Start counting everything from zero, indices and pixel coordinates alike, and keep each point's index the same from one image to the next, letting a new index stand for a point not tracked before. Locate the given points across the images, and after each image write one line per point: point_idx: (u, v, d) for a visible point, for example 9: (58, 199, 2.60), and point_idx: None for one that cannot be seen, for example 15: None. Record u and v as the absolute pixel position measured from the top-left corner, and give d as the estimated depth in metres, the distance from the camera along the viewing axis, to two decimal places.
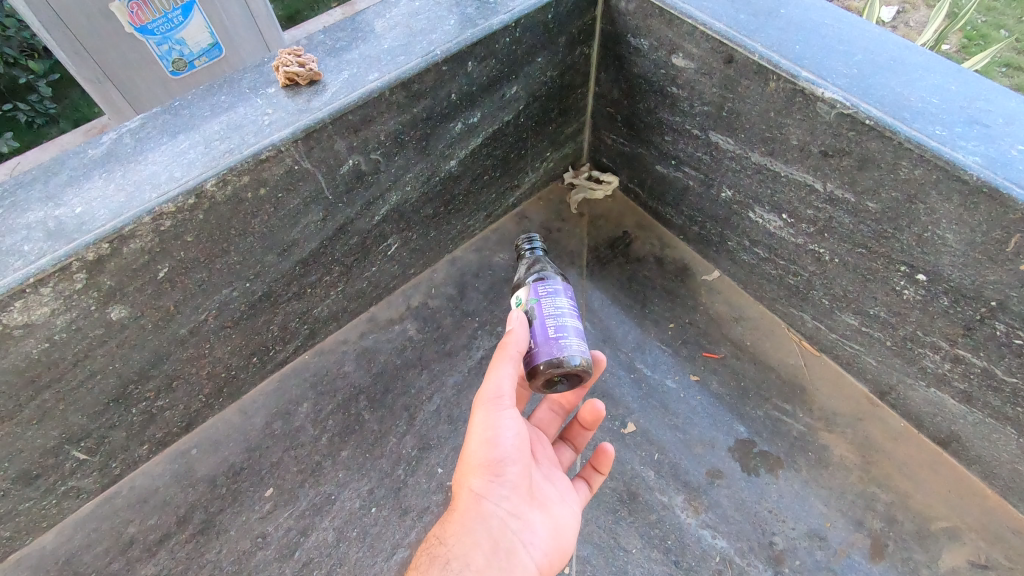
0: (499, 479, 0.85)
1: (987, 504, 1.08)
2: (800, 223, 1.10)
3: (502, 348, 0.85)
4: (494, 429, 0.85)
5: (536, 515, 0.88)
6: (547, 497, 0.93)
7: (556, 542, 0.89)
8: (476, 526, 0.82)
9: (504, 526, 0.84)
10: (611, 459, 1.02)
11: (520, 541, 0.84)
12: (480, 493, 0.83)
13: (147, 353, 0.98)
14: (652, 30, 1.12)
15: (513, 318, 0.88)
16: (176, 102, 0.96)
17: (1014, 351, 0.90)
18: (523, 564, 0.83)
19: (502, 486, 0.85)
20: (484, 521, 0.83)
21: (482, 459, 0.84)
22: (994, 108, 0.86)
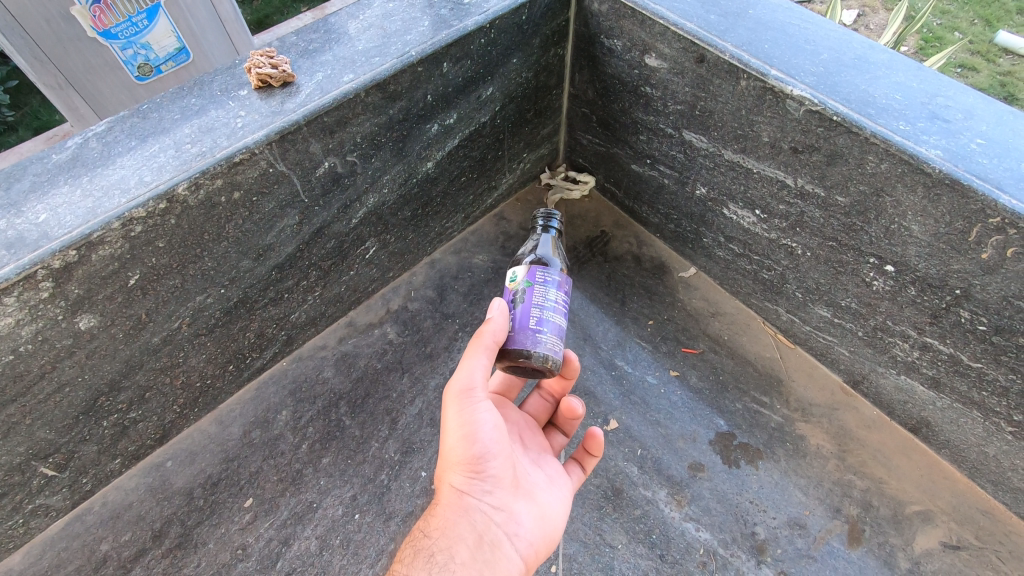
0: (482, 474, 0.84)
1: (957, 487, 1.12)
2: (772, 218, 1.12)
3: (478, 337, 0.83)
4: (472, 423, 0.83)
5: (523, 506, 0.88)
6: (535, 486, 0.92)
7: (545, 533, 0.88)
8: (457, 519, 0.82)
9: (488, 517, 0.84)
10: (601, 443, 1.01)
11: (504, 533, 0.84)
12: (461, 487, 0.83)
13: (118, 363, 0.95)
14: (625, 31, 1.14)
15: (497, 306, 0.85)
16: (145, 105, 0.94)
17: (978, 337, 0.93)
18: (508, 556, 0.83)
19: (485, 480, 0.84)
20: (466, 514, 0.83)
21: (462, 456, 0.83)
22: (953, 104, 0.90)
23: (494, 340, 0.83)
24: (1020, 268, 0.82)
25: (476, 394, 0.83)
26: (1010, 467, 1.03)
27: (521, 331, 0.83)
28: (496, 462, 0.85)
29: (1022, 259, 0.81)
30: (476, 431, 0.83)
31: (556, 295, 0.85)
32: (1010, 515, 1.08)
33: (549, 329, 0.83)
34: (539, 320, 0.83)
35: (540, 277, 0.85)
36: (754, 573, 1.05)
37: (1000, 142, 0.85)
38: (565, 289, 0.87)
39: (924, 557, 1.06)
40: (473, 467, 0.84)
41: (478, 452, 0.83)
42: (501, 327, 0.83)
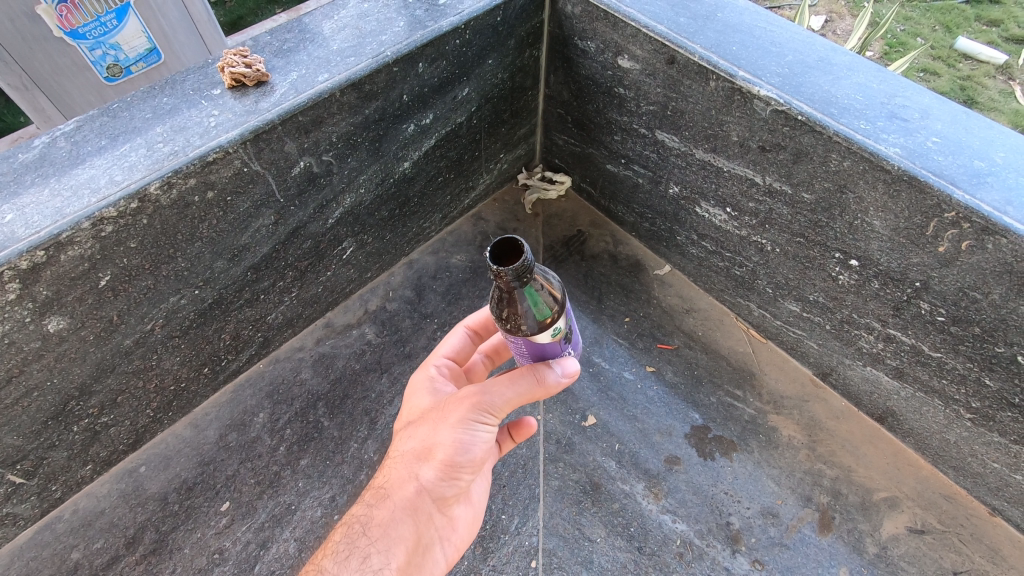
0: (449, 482, 0.81)
1: (921, 473, 1.16)
2: (743, 216, 1.15)
3: (537, 380, 0.75)
4: (472, 436, 0.78)
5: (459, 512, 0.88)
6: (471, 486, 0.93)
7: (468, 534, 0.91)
8: (408, 518, 0.79)
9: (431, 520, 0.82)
10: (530, 432, 0.93)
11: (438, 538, 0.84)
12: (423, 489, 0.79)
13: (89, 366, 0.93)
14: (598, 33, 1.16)
15: (568, 368, 0.76)
16: (115, 104, 0.93)
17: (938, 328, 0.97)
18: (435, 561, 0.84)
19: (447, 489, 0.81)
20: (416, 516, 0.80)
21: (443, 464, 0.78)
22: (911, 104, 0.94)
23: (551, 388, 0.76)
24: (974, 260, 0.86)
25: (493, 414, 0.78)
26: (969, 453, 1.07)
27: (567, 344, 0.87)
28: (467, 475, 0.82)
29: (975, 252, 0.85)
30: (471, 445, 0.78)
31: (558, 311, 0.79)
32: (970, 499, 1.13)
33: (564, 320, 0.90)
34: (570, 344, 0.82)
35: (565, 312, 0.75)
36: (730, 561, 1.08)
37: (954, 140, 0.89)
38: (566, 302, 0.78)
39: (891, 542, 1.09)
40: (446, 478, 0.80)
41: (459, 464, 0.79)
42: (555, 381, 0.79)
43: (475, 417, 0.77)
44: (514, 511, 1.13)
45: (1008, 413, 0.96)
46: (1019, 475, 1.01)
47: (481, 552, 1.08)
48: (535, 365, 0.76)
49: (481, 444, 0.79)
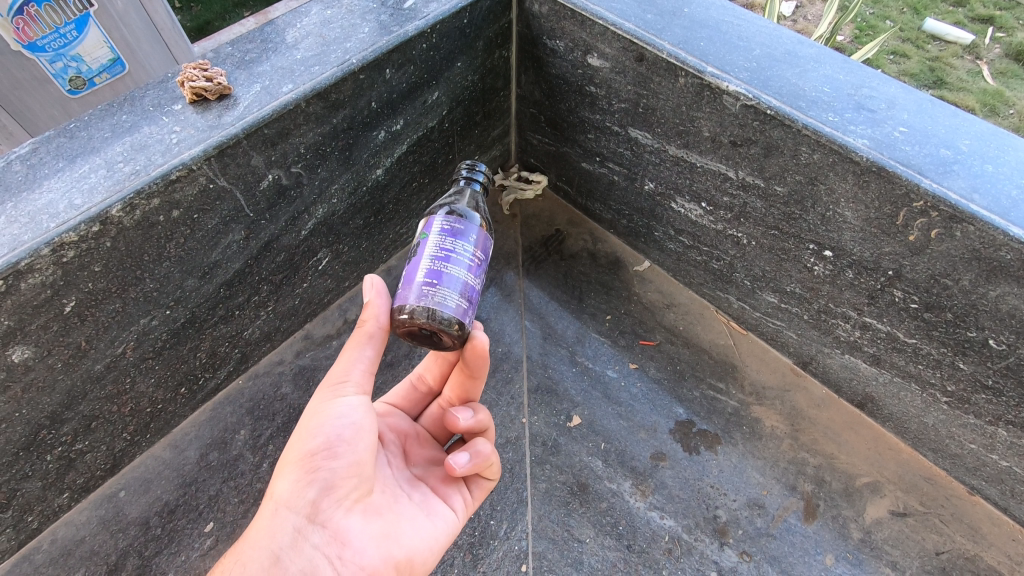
0: (315, 478, 0.75)
1: (902, 457, 1.18)
2: (718, 210, 1.16)
3: (359, 327, 0.78)
4: (328, 421, 0.76)
5: (354, 522, 0.78)
6: (399, 514, 0.85)
7: (390, 561, 0.80)
8: (262, 556, 0.72)
9: (298, 553, 0.73)
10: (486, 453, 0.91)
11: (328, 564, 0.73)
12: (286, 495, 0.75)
13: (59, 394, 0.91)
14: (566, 32, 1.15)
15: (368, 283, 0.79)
16: (72, 124, 0.90)
17: (912, 315, 0.98)
18: None
19: (316, 490, 0.75)
20: (270, 552, 0.72)
21: (300, 451, 0.76)
22: (877, 95, 0.94)
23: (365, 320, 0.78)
24: (944, 248, 0.87)
25: (350, 384, 0.78)
26: (946, 435, 1.09)
27: (407, 287, 0.79)
28: (334, 463, 0.76)
29: (944, 239, 0.86)
30: (338, 428, 0.77)
31: (464, 248, 0.80)
32: (949, 480, 1.15)
33: (448, 283, 0.77)
34: (433, 272, 0.78)
35: (437, 226, 0.80)
36: (718, 555, 1.09)
37: (920, 129, 0.89)
38: (473, 243, 0.80)
39: (875, 526, 1.11)
40: (305, 480, 0.75)
41: (324, 457, 0.75)
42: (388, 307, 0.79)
43: (335, 396, 0.78)
44: (502, 516, 1.13)
45: (982, 395, 0.98)
46: (995, 455, 1.04)
47: (470, 559, 1.08)
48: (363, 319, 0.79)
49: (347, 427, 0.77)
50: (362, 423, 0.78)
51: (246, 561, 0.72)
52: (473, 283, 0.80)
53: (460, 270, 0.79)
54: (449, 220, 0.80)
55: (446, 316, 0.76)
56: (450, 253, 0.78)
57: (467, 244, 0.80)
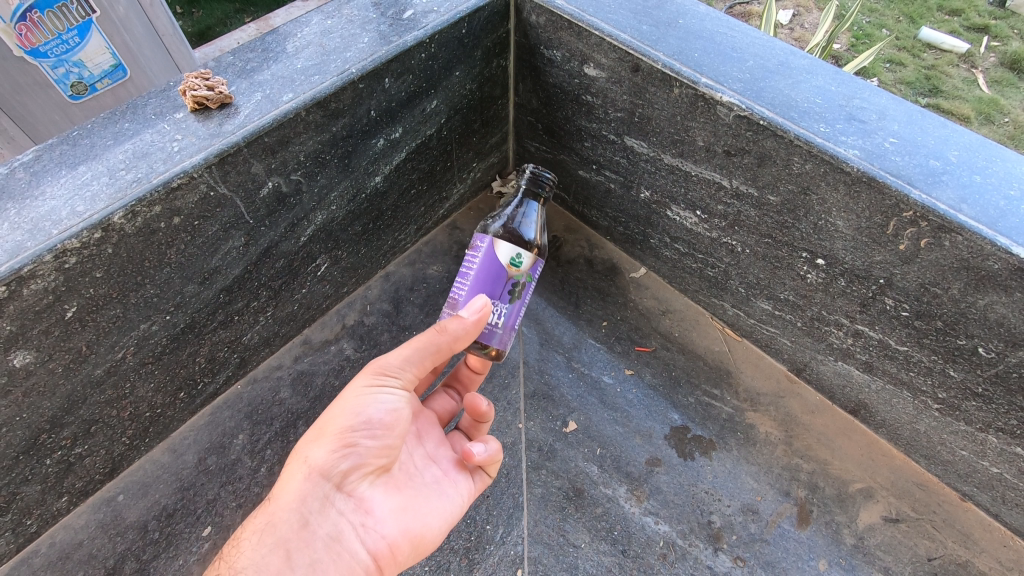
0: (349, 451, 0.80)
1: (895, 463, 1.19)
2: (712, 218, 1.17)
3: (435, 335, 0.84)
4: (368, 403, 0.81)
5: (376, 495, 0.83)
6: (419, 491, 0.89)
7: (407, 534, 0.85)
8: (292, 518, 0.77)
9: (325, 518, 0.78)
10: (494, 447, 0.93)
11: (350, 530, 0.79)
12: (319, 464, 0.79)
13: (59, 398, 0.92)
14: (563, 42, 1.17)
15: (476, 306, 0.87)
16: (75, 131, 0.91)
17: (902, 322, 0.99)
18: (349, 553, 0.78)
19: (348, 462, 0.80)
20: (300, 515, 0.77)
21: (337, 426, 0.80)
22: (869, 105, 0.96)
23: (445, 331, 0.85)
24: (933, 257, 0.88)
25: (388, 369, 0.83)
26: (938, 441, 1.10)
27: (506, 329, 0.97)
28: (367, 440, 0.81)
29: (934, 249, 0.87)
30: (372, 410, 0.81)
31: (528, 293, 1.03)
32: (942, 486, 1.16)
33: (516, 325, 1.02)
34: (519, 321, 0.99)
35: (536, 274, 1.00)
36: (712, 560, 1.09)
37: (910, 140, 0.91)
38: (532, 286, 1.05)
39: (867, 532, 1.12)
40: (338, 453, 0.79)
41: (356, 434, 0.80)
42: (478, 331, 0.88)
43: (377, 381, 0.82)
44: (498, 520, 1.13)
45: (972, 402, 0.99)
46: (986, 462, 1.05)
47: (466, 563, 1.09)
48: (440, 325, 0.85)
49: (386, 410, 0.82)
50: (393, 405, 0.83)
51: (276, 522, 0.77)
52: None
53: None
54: (542, 270, 1.01)
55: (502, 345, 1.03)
56: (529, 300, 1.01)
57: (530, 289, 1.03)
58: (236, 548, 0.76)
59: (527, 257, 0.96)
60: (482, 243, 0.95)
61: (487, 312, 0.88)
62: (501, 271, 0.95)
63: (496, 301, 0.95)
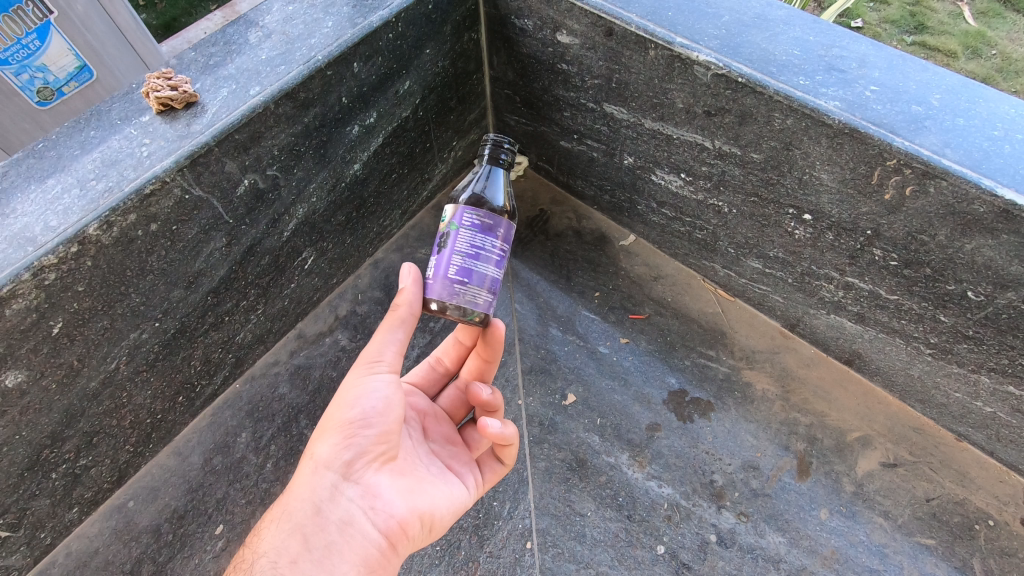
0: (351, 441, 0.79)
1: (891, 410, 1.21)
2: (697, 180, 1.16)
3: (394, 314, 0.83)
4: (362, 393, 0.81)
5: (384, 479, 0.83)
6: (423, 476, 0.88)
7: (416, 514, 0.84)
8: (304, 506, 0.77)
9: (335, 503, 0.78)
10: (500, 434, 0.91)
11: (361, 515, 0.79)
12: (325, 456, 0.79)
13: (57, 414, 0.92)
14: (534, 10, 1.13)
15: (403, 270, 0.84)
16: (40, 144, 0.89)
17: (892, 272, 0.99)
18: (362, 535, 0.78)
19: (352, 452, 0.80)
20: (311, 504, 0.77)
21: (337, 418, 0.80)
22: (848, 54, 0.94)
23: (400, 306, 0.83)
24: (919, 205, 0.88)
25: (383, 364, 0.83)
26: (933, 385, 1.11)
27: (437, 280, 0.83)
28: (367, 430, 0.80)
29: (919, 196, 0.87)
30: (372, 405, 0.80)
31: (489, 244, 0.83)
32: (938, 428, 1.18)
33: (474, 281, 0.82)
34: (459, 269, 0.82)
35: (467, 221, 0.82)
36: (716, 517, 1.12)
37: (892, 87, 0.89)
38: (496, 234, 0.83)
39: (867, 478, 1.14)
40: (341, 442, 0.79)
41: (359, 424, 0.80)
42: (420, 297, 0.84)
43: (369, 372, 0.82)
44: (504, 496, 1.15)
45: (964, 345, 0.99)
46: (980, 402, 1.06)
47: (476, 540, 1.11)
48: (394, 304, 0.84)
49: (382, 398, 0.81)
50: (395, 400, 0.83)
51: (291, 514, 0.78)
52: (497, 275, 0.85)
53: (487, 266, 0.83)
54: (479, 214, 0.83)
55: (477, 309, 0.85)
56: (479, 249, 0.82)
57: (491, 240, 0.83)
58: (257, 538, 0.79)
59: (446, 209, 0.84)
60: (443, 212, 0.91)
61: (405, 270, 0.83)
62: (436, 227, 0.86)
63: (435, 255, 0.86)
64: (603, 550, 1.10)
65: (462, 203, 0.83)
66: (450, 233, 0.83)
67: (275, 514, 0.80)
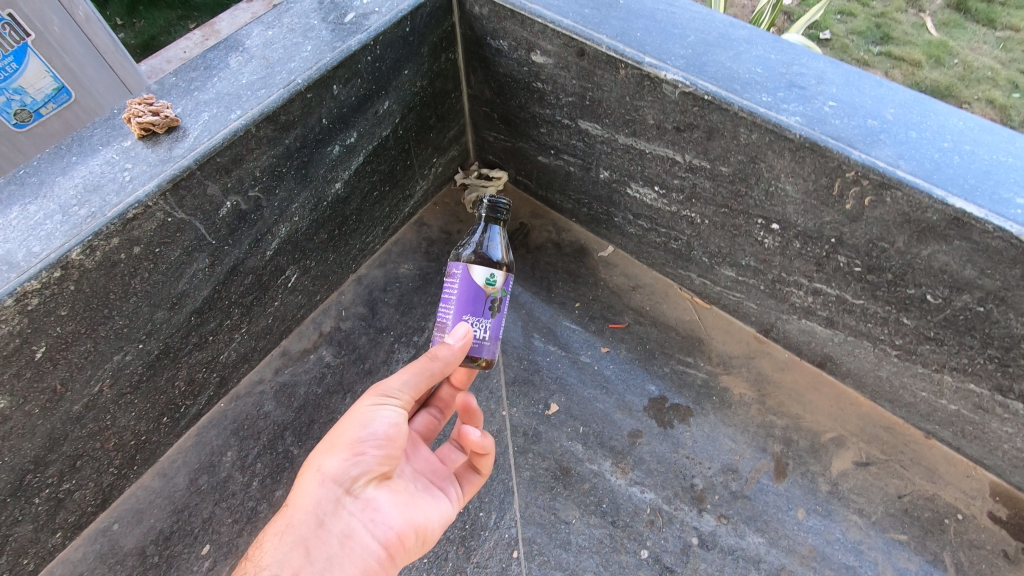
0: (359, 460, 0.81)
1: (862, 410, 1.25)
2: (670, 193, 1.20)
3: (431, 362, 0.90)
4: (374, 417, 0.83)
5: (383, 496, 0.84)
6: (416, 493, 0.91)
7: (412, 529, 0.86)
8: (307, 518, 0.78)
9: (337, 517, 0.79)
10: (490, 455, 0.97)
11: (362, 529, 0.80)
12: (331, 473, 0.80)
13: (40, 438, 0.92)
14: (508, 31, 1.17)
15: (460, 333, 0.93)
16: (21, 170, 0.90)
17: (856, 278, 1.04)
18: (362, 549, 0.79)
19: (358, 470, 0.81)
20: (314, 517, 0.78)
21: (346, 438, 0.81)
22: (807, 71, 0.99)
23: (441, 354, 0.91)
24: (877, 214, 0.92)
25: (397, 396, 0.87)
26: (900, 385, 1.16)
27: (493, 340, 1.02)
28: (375, 451, 0.82)
29: (877, 206, 0.91)
30: (376, 426, 0.83)
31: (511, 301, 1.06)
32: (908, 427, 1.22)
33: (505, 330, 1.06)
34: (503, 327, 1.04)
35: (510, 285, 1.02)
36: (697, 521, 1.15)
37: (849, 102, 0.94)
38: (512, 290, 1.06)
39: (841, 478, 1.18)
40: (350, 460, 0.80)
41: (363, 442, 0.82)
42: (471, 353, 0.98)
43: (383, 400, 0.85)
44: (490, 507, 1.17)
45: (927, 346, 1.04)
46: (944, 400, 1.11)
47: (463, 551, 1.12)
48: (432, 352, 0.91)
49: (394, 424, 0.83)
50: (402, 425, 0.85)
51: (292, 527, 0.78)
52: None
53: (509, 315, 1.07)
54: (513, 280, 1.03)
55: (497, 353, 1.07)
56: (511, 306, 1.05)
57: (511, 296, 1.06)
58: (257, 550, 0.78)
59: (499, 274, 0.99)
60: (457, 268, 0.99)
61: (468, 338, 0.94)
62: (478, 292, 0.98)
63: (480, 318, 0.99)
64: (588, 557, 1.12)
65: (508, 270, 1.01)
66: (501, 298, 1.01)
67: (273, 527, 0.79)
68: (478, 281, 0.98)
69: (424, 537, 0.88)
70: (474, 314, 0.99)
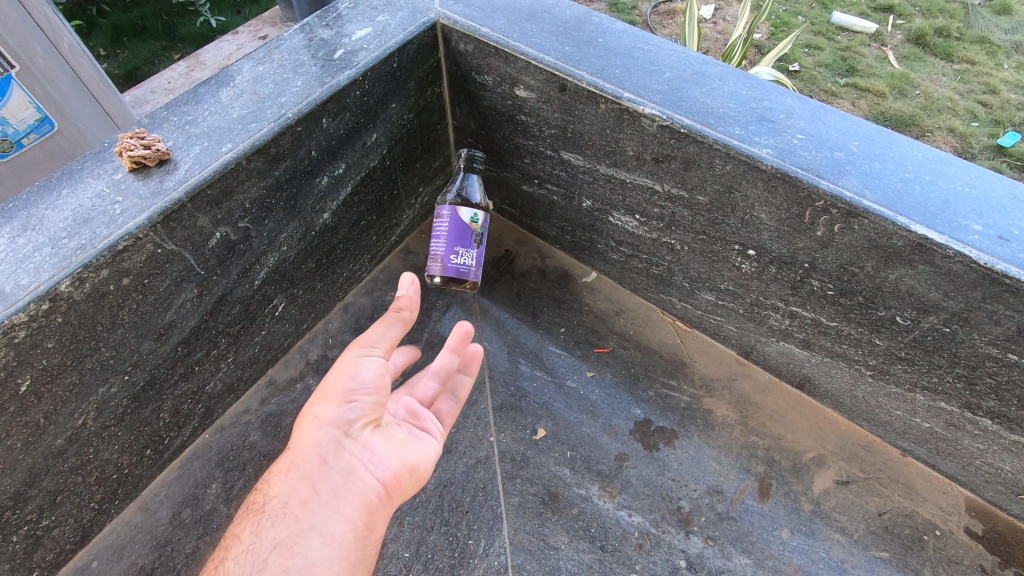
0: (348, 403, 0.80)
1: (841, 429, 1.28)
2: (651, 221, 1.24)
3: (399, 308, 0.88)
4: (358, 366, 0.83)
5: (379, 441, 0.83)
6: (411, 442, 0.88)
7: (409, 470, 0.83)
8: (307, 459, 0.77)
9: (339, 455, 0.77)
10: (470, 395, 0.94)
11: (360, 465, 0.78)
12: (325, 419, 0.79)
13: (21, 473, 0.91)
14: (493, 68, 1.21)
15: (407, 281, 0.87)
16: (10, 203, 0.90)
17: (830, 301, 1.08)
18: (363, 485, 0.76)
19: (350, 414, 0.80)
20: (313, 457, 0.77)
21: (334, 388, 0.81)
22: (777, 106, 1.04)
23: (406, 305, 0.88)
24: (847, 240, 0.97)
25: (378, 345, 0.86)
26: (876, 404, 1.19)
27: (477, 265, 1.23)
28: (362, 397, 0.82)
29: (846, 233, 0.96)
30: (362, 374, 0.82)
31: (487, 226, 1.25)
32: (885, 445, 1.26)
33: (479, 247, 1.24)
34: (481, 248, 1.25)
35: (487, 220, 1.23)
36: (685, 543, 1.16)
37: (816, 135, 0.99)
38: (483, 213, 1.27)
39: (823, 496, 1.20)
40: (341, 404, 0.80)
41: (352, 389, 0.81)
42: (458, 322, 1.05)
43: (364, 351, 0.85)
44: (479, 534, 1.17)
45: (899, 365, 1.08)
46: (918, 418, 1.14)
47: None
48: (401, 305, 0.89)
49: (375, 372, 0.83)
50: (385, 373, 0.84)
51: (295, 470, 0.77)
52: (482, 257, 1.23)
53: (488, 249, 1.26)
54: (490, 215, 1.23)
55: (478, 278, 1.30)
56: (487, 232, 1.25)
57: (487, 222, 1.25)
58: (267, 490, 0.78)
59: (481, 214, 1.20)
60: (446, 208, 1.19)
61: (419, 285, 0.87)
62: (465, 228, 1.18)
63: (466, 246, 1.19)
64: None
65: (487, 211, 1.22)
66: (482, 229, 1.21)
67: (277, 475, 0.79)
68: (463, 215, 1.17)
69: (421, 481, 0.84)
70: (462, 240, 1.19)
